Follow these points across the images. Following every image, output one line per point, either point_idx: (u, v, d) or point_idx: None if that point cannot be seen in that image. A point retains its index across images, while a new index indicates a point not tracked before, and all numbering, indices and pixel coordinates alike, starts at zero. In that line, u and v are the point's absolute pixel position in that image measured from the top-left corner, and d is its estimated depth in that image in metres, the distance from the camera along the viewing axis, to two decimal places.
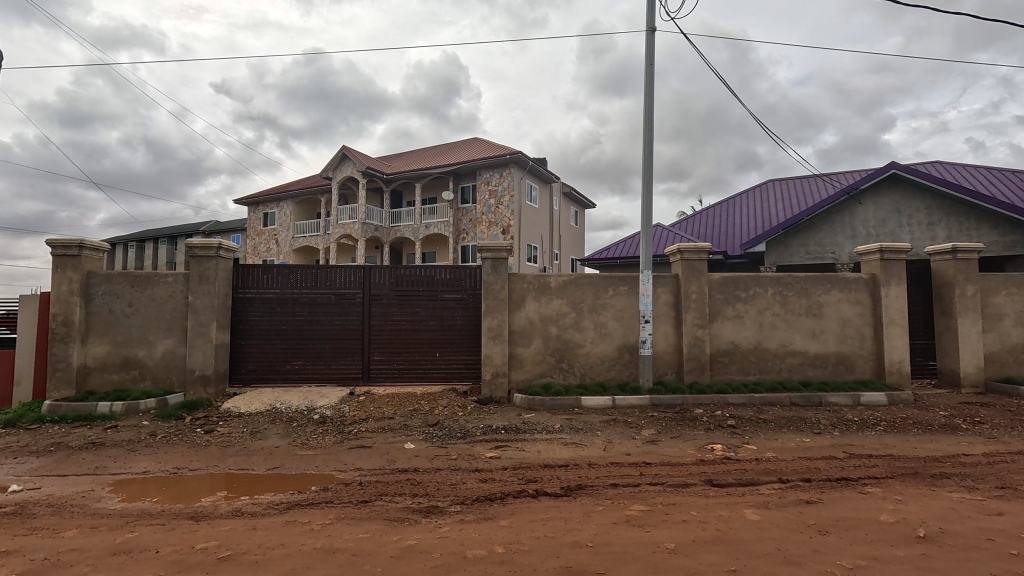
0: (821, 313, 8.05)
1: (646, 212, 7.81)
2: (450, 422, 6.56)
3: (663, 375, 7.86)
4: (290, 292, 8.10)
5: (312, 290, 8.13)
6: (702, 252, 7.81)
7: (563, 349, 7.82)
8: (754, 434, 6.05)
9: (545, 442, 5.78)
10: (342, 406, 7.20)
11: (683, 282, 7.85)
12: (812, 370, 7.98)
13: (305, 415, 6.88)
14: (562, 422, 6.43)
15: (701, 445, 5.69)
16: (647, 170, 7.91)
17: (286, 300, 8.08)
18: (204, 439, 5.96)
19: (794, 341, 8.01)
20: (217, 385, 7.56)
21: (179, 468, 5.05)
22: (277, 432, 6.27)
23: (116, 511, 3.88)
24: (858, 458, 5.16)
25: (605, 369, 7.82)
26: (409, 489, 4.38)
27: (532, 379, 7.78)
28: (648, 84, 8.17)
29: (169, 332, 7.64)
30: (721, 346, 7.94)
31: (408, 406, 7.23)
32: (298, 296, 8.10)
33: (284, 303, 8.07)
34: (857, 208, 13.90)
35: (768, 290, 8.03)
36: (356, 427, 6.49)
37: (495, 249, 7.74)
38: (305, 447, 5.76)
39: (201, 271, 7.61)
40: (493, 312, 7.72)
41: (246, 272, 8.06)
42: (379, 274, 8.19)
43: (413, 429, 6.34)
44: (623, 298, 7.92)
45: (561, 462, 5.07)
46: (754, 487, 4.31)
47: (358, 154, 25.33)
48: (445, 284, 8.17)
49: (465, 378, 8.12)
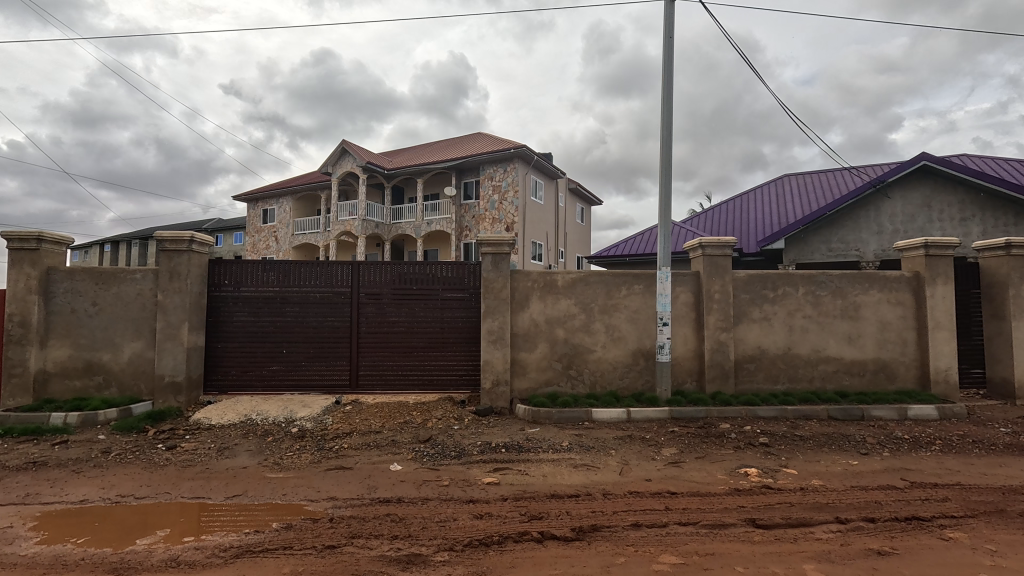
0: (858, 315, 7.25)
1: (664, 202, 7.03)
2: (444, 438, 5.81)
3: (681, 384, 7.08)
4: (278, 291, 7.37)
5: (302, 289, 7.40)
6: (727, 246, 7.04)
7: (571, 354, 7.05)
8: (792, 455, 5.26)
9: (553, 464, 5.01)
10: (325, 417, 6.47)
11: (705, 280, 7.07)
12: (847, 379, 7.18)
13: (282, 428, 6.14)
14: (571, 439, 5.67)
15: (732, 469, 4.92)
16: (666, 156, 7.14)
17: (273, 299, 7.35)
18: (163, 457, 5.25)
19: (827, 346, 7.21)
20: (189, 392, 6.86)
21: (123, 496, 4.32)
22: (248, 449, 5.54)
23: (22, 561, 3.15)
24: (922, 488, 4.36)
25: (618, 377, 7.05)
26: (388, 529, 3.62)
27: (537, 388, 7.03)
28: (666, 62, 7.40)
29: (136, 333, 6.94)
30: (746, 351, 7.15)
31: (399, 418, 6.48)
32: (287, 295, 7.37)
33: (271, 303, 7.35)
34: (884, 202, 13.04)
35: (799, 290, 7.24)
36: (337, 443, 5.75)
37: (496, 243, 6.98)
38: (276, 468, 5.03)
39: (171, 267, 6.91)
40: (493, 313, 6.97)
41: (226, 269, 7.33)
42: (375, 271, 7.46)
43: (401, 446, 5.59)
44: (637, 298, 7.15)
45: (571, 492, 4.31)
46: (807, 530, 3.54)
47: (358, 148, 24.66)
48: (444, 282, 7.43)
49: (463, 385, 7.37)
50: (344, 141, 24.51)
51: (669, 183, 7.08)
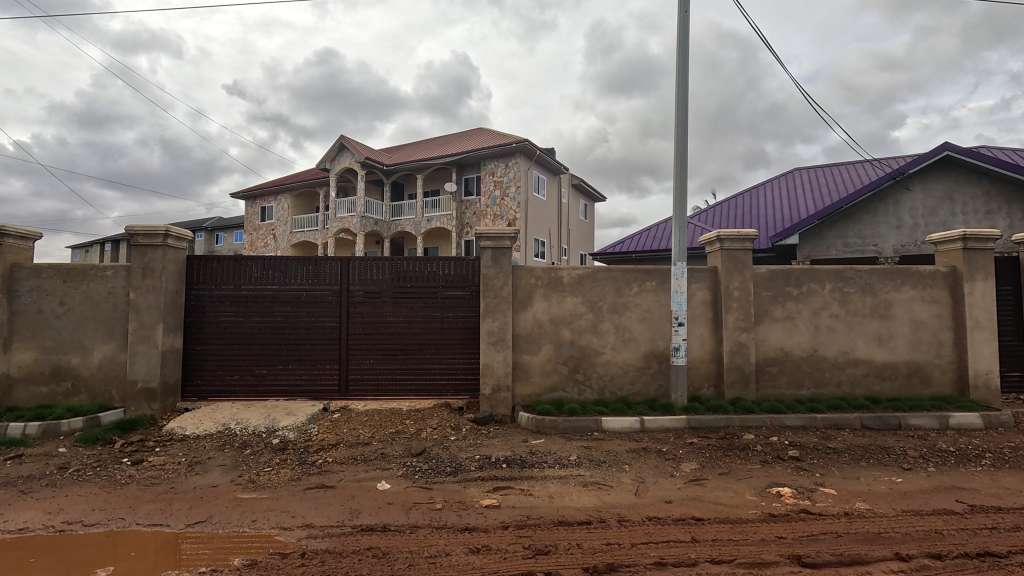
0: (890, 313, 6.67)
1: (679, 192, 6.48)
2: (439, 451, 5.27)
3: (698, 390, 6.53)
4: (266, 290, 6.85)
5: (293, 287, 6.87)
6: (747, 239, 6.48)
7: (578, 357, 6.51)
8: (828, 471, 4.70)
9: (560, 482, 4.47)
10: (310, 427, 5.93)
11: (723, 277, 6.51)
12: (878, 384, 6.61)
13: (262, 439, 5.61)
14: (579, 452, 5.12)
15: (762, 488, 4.36)
16: (680, 144, 6.60)
17: (263, 298, 6.84)
18: (125, 474, 4.71)
19: (856, 348, 6.64)
20: (164, 399, 6.33)
21: (69, 523, 3.78)
22: (222, 464, 5.01)
23: None
24: (985, 514, 3.79)
25: (629, 382, 6.50)
26: (368, 567, 3.08)
27: (541, 394, 6.48)
28: (680, 41, 6.82)
29: (108, 335, 6.41)
30: (768, 353, 6.59)
31: (390, 427, 5.94)
32: (277, 294, 6.85)
33: (260, 302, 6.84)
34: (903, 194, 12.44)
35: (825, 287, 6.67)
36: (321, 457, 5.22)
37: (496, 236, 6.43)
38: (251, 486, 4.50)
39: (144, 264, 6.37)
40: (493, 313, 6.42)
41: (207, 265, 6.83)
42: (370, 267, 6.94)
43: (391, 461, 5.05)
44: (650, 296, 6.59)
45: (581, 518, 3.77)
46: (865, 571, 2.98)
47: (356, 144, 24.10)
48: (440, 280, 6.89)
49: (462, 391, 6.83)
50: (342, 136, 23.98)
51: (684, 172, 6.53)
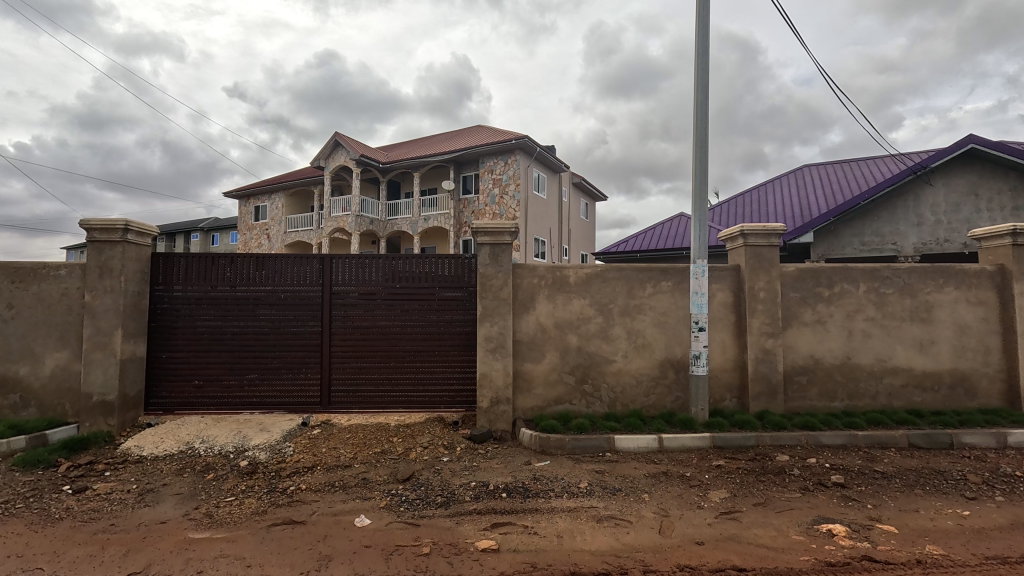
0: (931, 317, 6.02)
1: (698, 182, 5.83)
2: (430, 476, 4.60)
3: (719, 402, 5.87)
4: (249, 290, 6.20)
5: (279, 287, 6.22)
6: (774, 234, 5.84)
7: (586, 366, 5.84)
8: (882, 503, 4.03)
9: (569, 517, 3.79)
10: (283, 446, 5.25)
11: (748, 276, 5.86)
12: (919, 396, 5.95)
13: (228, 462, 4.92)
14: (590, 477, 4.46)
15: (809, 525, 3.69)
16: (700, 128, 5.94)
17: (246, 300, 6.19)
18: (61, 507, 4.03)
19: (894, 355, 5.99)
20: (123, 414, 5.66)
21: None
22: (178, 493, 4.34)
23: None
24: None
25: (643, 393, 5.83)
26: None
27: (545, 408, 5.82)
28: (699, 14, 6.15)
29: (61, 342, 5.74)
30: (797, 361, 5.94)
31: (375, 446, 5.27)
32: (261, 295, 6.20)
33: (243, 303, 6.18)
34: (925, 190, 11.79)
35: (860, 287, 6.02)
36: (293, 483, 4.54)
37: (495, 231, 5.77)
38: (206, 522, 3.83)
39: (101, 262, 5.70)
40: (491, 317, 5.75)
41: (173, 263, 6.17)
42: (357, 266, 6.27)
43: (373, 489, 4.37)
44: (666, 297, 5.93)
45: (597, 568, 3.10)
46: None
47: (350, 141, 23.41)
48: (434, 279, 6.24)
49: (456, 403, 6.15)
50: (337, 133, 23.34)
51: (704, 160, 5.88)
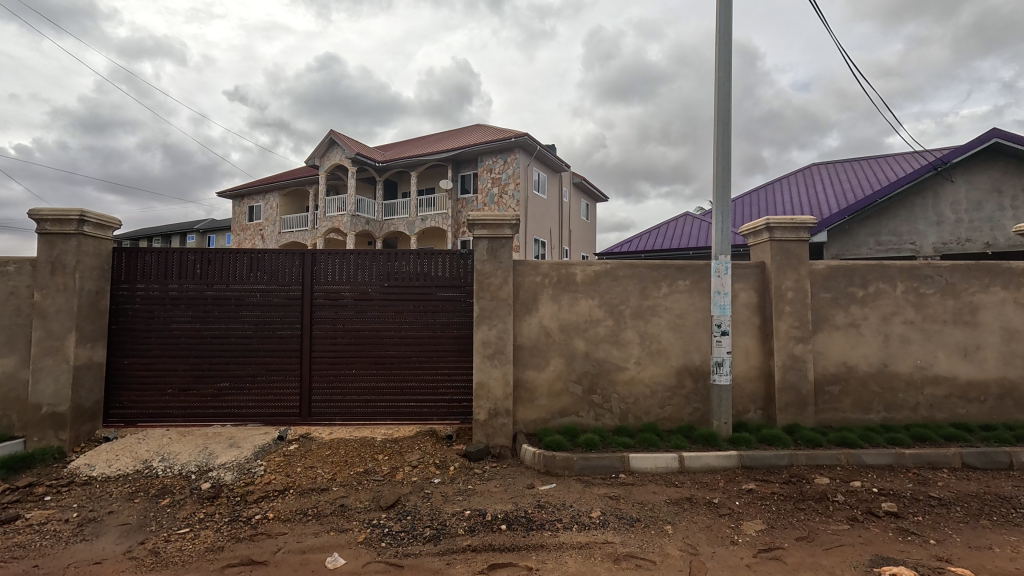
0: (976, 320, 5.44)
1: (720, 171, 5.26)
2: (418, 502, 3.99)
3: (742, 415, 5.29)
4: (223, 288, 5.60)
5: (256, 285, 5.62)
6: (803, 227, 5.26)
7: (594, 374, 5.25)
8: (947, 537, 3.42)
9: (581, 557, 3.19)
10: (254, 464, 4.63)
11: (774, 274, 5.27)
12: (963, 407, 5.36)
13: (188, 485, 4.31)
14: (604, 505, 3.85)
15: (869, 568, 3.08)
16: (722, 112, 5.36)
17: (219, 299, 5.59)
18: None
19: (936, 363, 5.40)
20: (76, 428, 5.04)
21: None
22: (124, 523, 3.72)
23: None
24: None
25: (657, 405, 5.24)
26: None
27: (549, 420, 5.23)
28: None
29: (8, 347, 5.13)
30: (828, 369, 5.35)
31: (358, 465, 4.66)
32: (236, 294, 5.60)
33: (215, 303, 5.58)
34: (945, 187, 11.23)
35: (897, 287, 5.44)
36: (260, 510, 3.93)
37: (494, 224, 5.19)
38: (148, 563, 3.22)
39: (53, 257, 5.09)
40: (489, 319, 5.15)
41: (137, 259, 5.57)
42: (340, 262, 5.67)
43: (351, 518, 3.77)
44: (683, 298, 5.34)
45: None
46: None
47: (346, 139, 22.87)
48: (426, 277, 5.65)
49: (449, 415, 5.54)
50: (332, 131, 22.78)
51: (726, 146, 5.31)
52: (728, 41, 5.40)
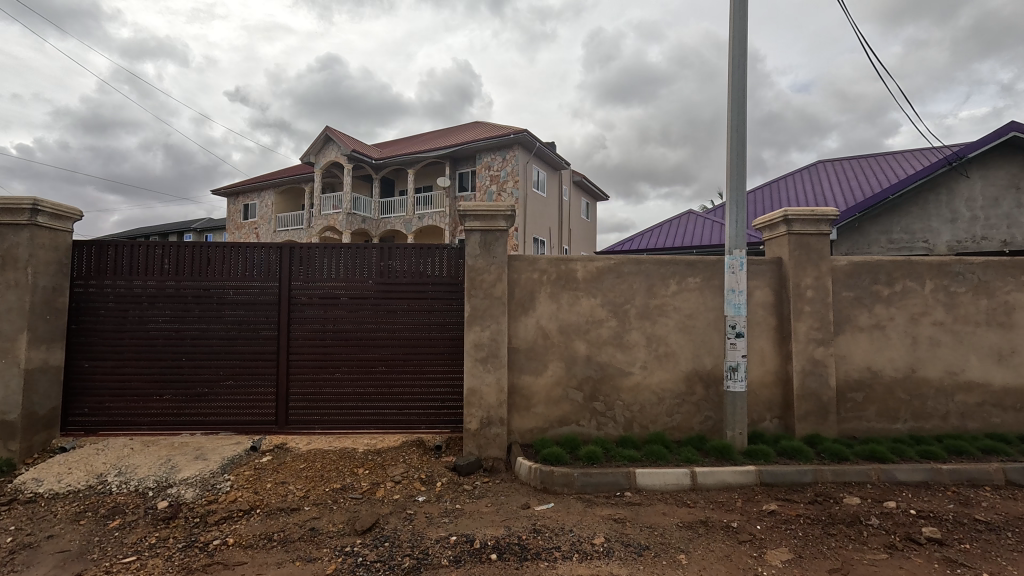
0: (1011, 322, 4.99)
1: (734, 159, 4.83)
2: (398, 525, 3.54)
3: (758, 424, 4.85)
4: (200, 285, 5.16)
5: (235, 281, 5.17)
6: (825, 219, 4.82)
7: (596, 380, 4.80)
8: (1002, 570, 2.97)
9: None
10: (220, 479, 4.18)
11: (792, 271, 4.83)
12: (998, 416, 4.92)
13: (143, 504, 3.86)
14: (607, 530, 3.40)
15: None
16: (735, 95, 4.93)
17: (194, 296, 5.14)
18: None
19: (968, 368, 4.96)
20: (28, 438, 4.59)
21: None
22: (63, 551, 3.28)
23: None
24: None
25: (666, 413, 4.80)
26: None
27: (547, 430, 4.78)
28: None
29: None
30: (851, 374, 4.91)
31: (336, 480, 4.21)
32: (209, 290, 5.15)
33: (186, 301, 5.13)
34: (959, 183, 10.79)
35: (926, 285, 4.99)
36: (219, 534, 3.48)
37: (488, 215, 4.74)
38: None
39: (3, 251, 4.65)
40: (482, 319, 4.70)
41: (101, 253, 5.13)
42: (321, 257, 5.22)
43: (320, 545, 3.32)
44: (694, 296, 4.90)
45: None
46: None
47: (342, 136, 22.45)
48: (414, 274, 5.21)
49: (438, 424, 5.09)
50: (328, 128, 22.35)
51: (740, 131, 4.87)
52: (744, 18, 4.96)
